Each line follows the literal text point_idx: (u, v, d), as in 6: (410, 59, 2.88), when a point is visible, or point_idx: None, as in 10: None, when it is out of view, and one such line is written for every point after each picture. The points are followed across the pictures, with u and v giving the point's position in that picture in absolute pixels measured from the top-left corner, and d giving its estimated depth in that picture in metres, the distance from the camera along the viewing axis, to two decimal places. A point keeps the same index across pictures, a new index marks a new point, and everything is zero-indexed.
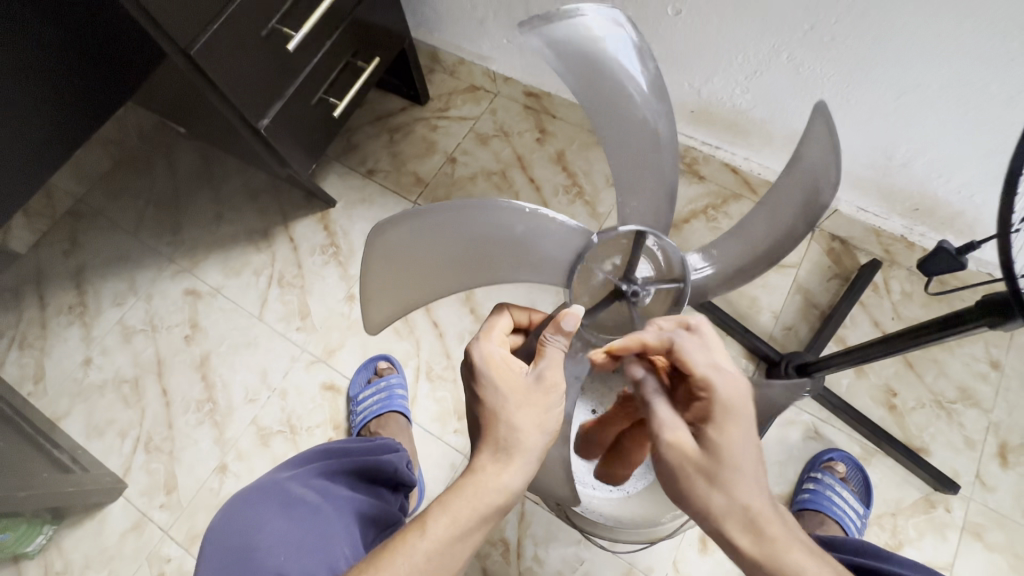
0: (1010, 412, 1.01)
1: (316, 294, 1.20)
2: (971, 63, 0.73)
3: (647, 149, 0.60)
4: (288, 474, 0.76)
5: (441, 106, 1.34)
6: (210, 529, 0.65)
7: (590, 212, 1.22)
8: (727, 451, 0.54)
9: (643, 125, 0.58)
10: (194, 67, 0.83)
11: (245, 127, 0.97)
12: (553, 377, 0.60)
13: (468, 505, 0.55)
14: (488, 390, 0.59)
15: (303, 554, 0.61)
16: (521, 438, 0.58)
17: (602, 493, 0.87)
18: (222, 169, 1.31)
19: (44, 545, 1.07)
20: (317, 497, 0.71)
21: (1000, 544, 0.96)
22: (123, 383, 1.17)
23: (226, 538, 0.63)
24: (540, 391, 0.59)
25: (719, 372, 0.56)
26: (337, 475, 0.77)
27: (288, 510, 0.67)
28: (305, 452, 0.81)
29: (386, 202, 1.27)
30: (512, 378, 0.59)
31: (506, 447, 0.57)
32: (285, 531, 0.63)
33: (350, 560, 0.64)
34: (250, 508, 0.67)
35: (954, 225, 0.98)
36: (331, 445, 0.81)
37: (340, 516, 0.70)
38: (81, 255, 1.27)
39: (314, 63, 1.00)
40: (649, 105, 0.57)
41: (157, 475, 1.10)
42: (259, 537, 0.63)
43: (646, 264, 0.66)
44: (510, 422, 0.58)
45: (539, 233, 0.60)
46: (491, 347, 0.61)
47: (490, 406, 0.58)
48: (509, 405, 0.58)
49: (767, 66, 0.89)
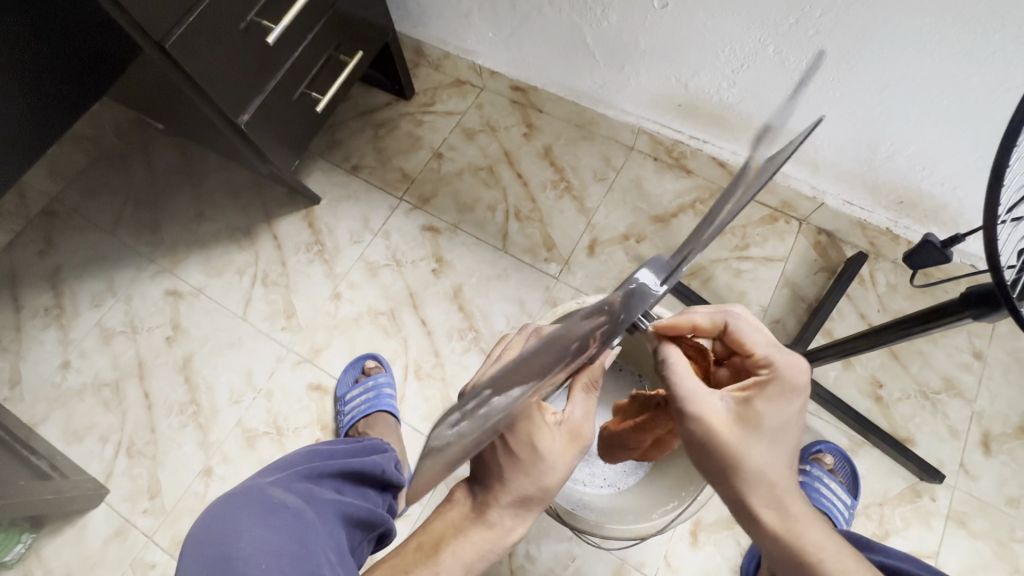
0: (992, 402, 1.03)
1: (302, 294, 1.18)
2: (955, 56, 0.74)
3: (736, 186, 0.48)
4: (271, 478, 0.73)
5: (427, 101, 1.32)
6: (190, 532, 0.63)
7: (578, 207, 1.21)
8: (767, 421, 0.57)
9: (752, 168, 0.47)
10: (169, 62, 0.80)
11: (223, 123, 0.94)
12: (583, 430, 0.61)
13: (480, 551, 0.62)
14: (517, 447, 0.60)
15: (285, 564, 0.60)
16: (546, 493, 0.62)
17: (593, 489, 0.91)
18: (202, 166, 1.28)
19: (23, 554, 1.04)
20: (300, 501, 0.68)
21: (983, 532, 0.97)
22: (103, 386, 1.15)
23: (203, 546, 0.60)
24: (571, 448, 0.60)
25: (781, 355, 0.58)
26: (323, 477, 0.75)
27: (269, 515, 0.64)
28: (288, 456, 0.78)
29: (372, 198, 1.25)
30: (547, 435, 0.59)
31: (525, 500, 0.62)
32: (265, 539, 0.61)
33: (335, 566, 0.63)
34: (228, 512, 0.64)
35: (938, 217, 0.99)
36: (314, 450, 0.81)
37: (324, 522, 0.68)
38: (57, 256, 1.24)
39: (294, 57, 0.98)
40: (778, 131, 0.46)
41: (140, 480, 1.08)
42: (237, 544, 0.60)
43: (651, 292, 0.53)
44: (535, 480, 0.60)
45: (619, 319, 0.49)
46: None
47: (522, 458, 0.60)
48: (535, 466, 0.60)
49: (755, 59, 0.89)
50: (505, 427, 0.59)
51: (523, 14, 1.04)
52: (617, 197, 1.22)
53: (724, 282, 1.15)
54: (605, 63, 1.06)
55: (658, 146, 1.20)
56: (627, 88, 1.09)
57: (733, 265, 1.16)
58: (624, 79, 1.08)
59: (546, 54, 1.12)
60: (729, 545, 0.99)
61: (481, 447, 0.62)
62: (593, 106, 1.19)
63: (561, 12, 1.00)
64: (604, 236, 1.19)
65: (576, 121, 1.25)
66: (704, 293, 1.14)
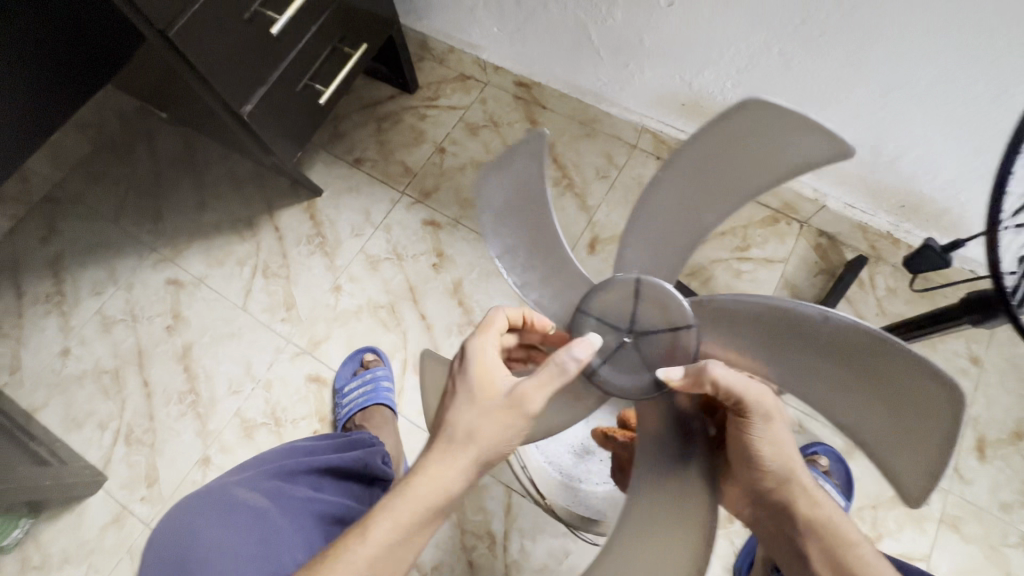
0: (988, 407, 1.03)
1: (302, 286, 1.19)
2: (960, 60, 0.73)
3: (789, 352, 0.51)
4: (243, 477, 0.74)
5: (431, 95, 1.32)
6: (157, 528, 0.65)
7: (580, 205, 1.22)
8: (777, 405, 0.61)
9: (824, 368, 0.50)
10: (172, 51, 0.80)
11: (226, 114, 0.94)
12: (525, 388, 0.55)
13: (410, 504, 0.54)
14: (488, 410, 0.56)
15: (245, 563, 0.59)
16: (491, 441, 0.55)
17: (590, 486, 0.96)
18: (204, 155, 1.28)
19: (22, 538, 1.05)
20: (264, 499, 0.68)
21: (976, 536, 0.97)
22: (103, 373, 1.15)
23: (165, 544, 0.61)
24: (506, 402, 0.56)
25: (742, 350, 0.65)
26: (296, 475, 0.75)
27: (228, 516, 0.64)
28: (264, 457, 0.79)
29: (374, 191, 1.25)
30: (487, 381, 0.58)
31: (465, 447, 0.55)
32: (224, 539, 0.60)
33: (300, 566, 0.63)
34: (192, 512, 0.65)
35: (940, 222, 0.98)
36: (292, 447, 0.82)
37: (290, 519, 0.67)
38: (58, 243, 1.24)
39: (298, 48, 0.97)
40: (887, 459, 0.49)
41: (138, 468, 1.09)
42: (198, 544, 0.60)
43: (653, 327, 0.58)
44: (501, 439, 0.56)
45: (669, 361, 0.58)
46: (479, 345, 0.61)
47: (459, 397, 0.58)
48: (507, 424, 0.55)
49: (760, 60, 0.88)
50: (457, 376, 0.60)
51: (528, 11, 1.05)
52: (619, 195, 1.22)
53: (724, 282, 1.16)
54: (610, 60, 1.06)
55: (661, 146, 1.19)
56: (629, 85, 1.09)
57: (733, 266, 1.17)
58: (628, 77, 1.08)
59: (551, 51, 1.12)
60: (723, 544, 0.99)
61: (448, 400, 0.59)
62: (596, 103, 1.18)
63: (566, 9, 0.99)
64: (606, 234, 1.20)
65: (579, 118, 1.25)
66: (703, 293, 1.16)
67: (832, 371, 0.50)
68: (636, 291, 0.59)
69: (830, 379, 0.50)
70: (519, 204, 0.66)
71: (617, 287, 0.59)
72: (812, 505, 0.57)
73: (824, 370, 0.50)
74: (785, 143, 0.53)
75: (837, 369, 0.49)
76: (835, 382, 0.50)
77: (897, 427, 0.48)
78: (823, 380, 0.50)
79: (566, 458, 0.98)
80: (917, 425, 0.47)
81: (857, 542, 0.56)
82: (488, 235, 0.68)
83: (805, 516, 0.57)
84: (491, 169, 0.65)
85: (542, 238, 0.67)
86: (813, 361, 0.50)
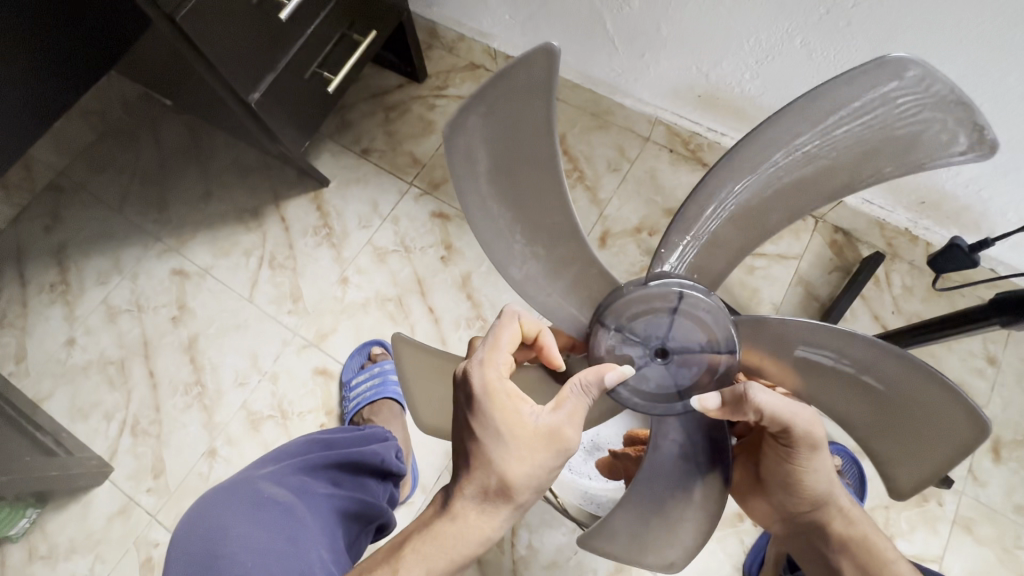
0: (1004, 408, 1.01)
1: (309, 277, 1.17)
2: (993, 51, 0.71)
3: (820, 372, 0.52)
4: (264, 471, 0.73)
5: (440, 84, 1.29)
6: (182, 524, 0.65)
7: (591, 198, 1.20)
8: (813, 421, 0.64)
9: (860, 391, 0.52)
10: (178, 35, 0.78)
11: (232, 101, 0.92)
12: (562, 432, 0.54)
13: (442, 554, 0.54)
14: (522, 460, 0.53)
15: (271, 561, 0.59)
16: (526, 486, 0.54)
17: (599, 484, 0.95)
18: (210, 144, 1.26)
19: (28, 528, 1.05)
20: (291, 496, 0.68)
21: (989, 538, 0.96)
22: (109, 364, 1.14)
23: (191, 541, 0.61)
24: (544, 449, 0.54)
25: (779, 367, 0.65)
26: (317, 469, 0.74)
27: (258, 512, 0.64)
28: (284, 450, 0.78)
29: (382, 182, 1.23)
30: (516, 424, 0.54)
31: (498, 496, 0.55)
32: (253, 537, 0.61)
33: (327, 564, 0.62)
34: (216, 508, 0.65)
35: (960, 219, 0.96)
36: (314, 439, 0.80)
37: (314, 516, 0.67)
38: (63, 232, 1.23)
39: (307, 35, 0.95)
40: (893, 469, 0.54)
41: (144, 459, 1.08)
42: (224, 542, 0.60)
43: (686, 342, 0.57)
44: (538, 484, 0.55)
45: (695, 376, 0.58)
46: (498, 379, 0.55)
47: (485, 445, 0.54)
48: (543, 473, 0.54)
49: (781, 50, 0.86)
50: (475, 418, 0.55)
51: None
52: (631, 188, 1.20)
53: (737, 278, 1.14)
54: (625, 50, 1.03)
55: (675, 138, 1.17)
56: (643, 76, 1.07)
57: (747, 262, 1.15)
58: (642, 67, 1.05)
59: (564, 41, 1.09)
60: (733, 543, 0.98)
61: (472, 446, 0.55)
62: (610, 94, 1.16)
63: None
64: (617, 228, 1.18)
65: (591, 109, 1.22)
66: (715, 289, 1.14)
67: (860, 392, 0.52)
68: (673, 305, 0.56)
69: (853, 398, 0.52)
70: (507, 158, 0.52)
71: (654, 298, 0.56)
72: (847, 525, 0.60)
73: (851, 391, 0.52)
74: (930, 126, 0.49)
75: (866, 391, 0.51)
76: (859, 402, 0.52)
77: (910, 445, 0.52)
78: (847, 399, 0.53)
79: (576, 454, 0.98)
80: (930, 447, 0.51)
81: (893, 559, 0.59)
82: (468, 201, 0.55)
83: (841, 535, 0.60)
84: (471, 111, 0.50)
85: (536, 197, 0.55)
86: (845, 384, 0.52)
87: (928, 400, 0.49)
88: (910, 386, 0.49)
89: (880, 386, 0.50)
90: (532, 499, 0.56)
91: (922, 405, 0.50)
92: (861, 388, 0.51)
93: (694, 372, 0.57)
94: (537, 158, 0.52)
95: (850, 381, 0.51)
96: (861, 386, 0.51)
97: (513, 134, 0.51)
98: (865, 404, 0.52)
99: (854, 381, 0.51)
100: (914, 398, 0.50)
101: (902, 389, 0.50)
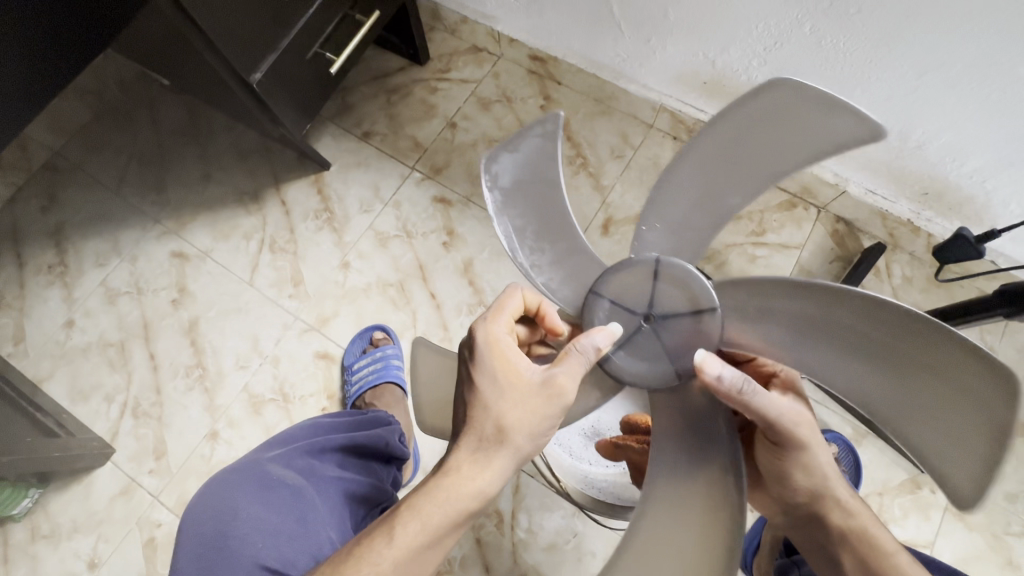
0: None
1: (309, 261, 1.17)
2: (1002, 41, 0.70)
3: (824, 341, 0.50)
4: (272, 453, 0.74)
5: (442, 67, 1.28)
6: (191, 506, 0.65)
7: (594, 184, 1.20)
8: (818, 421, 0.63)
9: (870, 361, 0.49)
10: (179, 12, 0.76)
11: (232, 80, 0.91)
12: (559, 379, 0.53)
13: (438, 509, 0.52)
14: (519, 407, 0.53)
15: (283, 543, 0.60)
16: (524, 434, 0.53)
17: (598, 468, 0.95)
18: (208, 126, 1.24)
19: (30, 508, 1.05)
20: (299, 478, 0.68)
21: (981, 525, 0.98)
22: (109, 346, 1.14)
23: (201, 521, 0.62)
24: (542, 396, 0.53)
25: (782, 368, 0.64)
26: (324, 451, 0.74)
27: (267, 494, 0.65)
28: (288, 433, 0.78)
29: (383, 166, 1.22)
30: (513, 372, 0.55)
31: (496, 445, 0.53)
32: (264, 518, 0.61)
33: (336, 544, 0.64)
34: (226, 491, 0.65)
35: (962, 210, 0.96)
36: (319, 424, 0.81)
37: (323, 499, 0.68)
38: (60, 212, 1.21)
39: (309, 15, 0.93)
40: (934, 463, 0.46)
41: (145, 440, 1.08)
42: (235, 522, 0.60)
43: (672, 307, 0.57)
44: (537, 433, 0.54)
45: (686, 345, 0.57)
46: (496, 333, 0.57)
47: (484, 393, 0.54)
48: (540, 417, 0.53)
49: (789, 38, 0.85)
50: (473, 368, 0.56)
51: None
52: (635, 175, 1.20)
53: (738, 267, 1.14)
54: (631, 35, 1.02)
55: (679, 125, 1.16)
56: (648, 61, 1.06)
57: (748, 250, 1.15)
58: (648, 53, 1.04)
59: (570, 25, 1.08)
60: None
61: (470, 397, 0.55)
62: (614, 79, 1.15)
63: None
64: (620, 215, 1.18)
65: (595, 96, 1.21)
66: (717, 277, 1.15)
67: (869, 365, 0.49)
68: (657, 269, 0.58)
69: (865, 373, 0.49)
70: (528, 186, 0.59)
71: (639, 265, 0.58)
72: (848, 517, 0.60)
73: (859, 364, 0.49)
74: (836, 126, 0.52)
75: (875, 361, 0.48)
76: (872, 378, 0.49)
77: (933, 420, 0.46)
78: (861, 375, 0.49)
79: (576, 439, 0.97)
80: (957, 421, 0.45)
81: (895, 552, 0.59)
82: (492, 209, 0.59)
83: (842, 527, 0.60)
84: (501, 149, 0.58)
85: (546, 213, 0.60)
86: (850, 354, 0.49)
87: (947, 364, 0.45)
88: (920, 348, 0.46)
89: (888, 353, 0.48)
90: (531, 451, 0.55)
91: (945, 373, 0.45)
92: (870, 360, 0.49)
93: (685, 341, 0.57)
94: (553, 187, 0.59)
95: (856, 352, 0.49)
96: (870, 358, 0.49)
97: (529, 170, 0.59)
98: (883, 381, 0.48)
99: (861, 352, 0.49)
100: (930, 364, 0.46)
101: (916, 354, 0.46)
